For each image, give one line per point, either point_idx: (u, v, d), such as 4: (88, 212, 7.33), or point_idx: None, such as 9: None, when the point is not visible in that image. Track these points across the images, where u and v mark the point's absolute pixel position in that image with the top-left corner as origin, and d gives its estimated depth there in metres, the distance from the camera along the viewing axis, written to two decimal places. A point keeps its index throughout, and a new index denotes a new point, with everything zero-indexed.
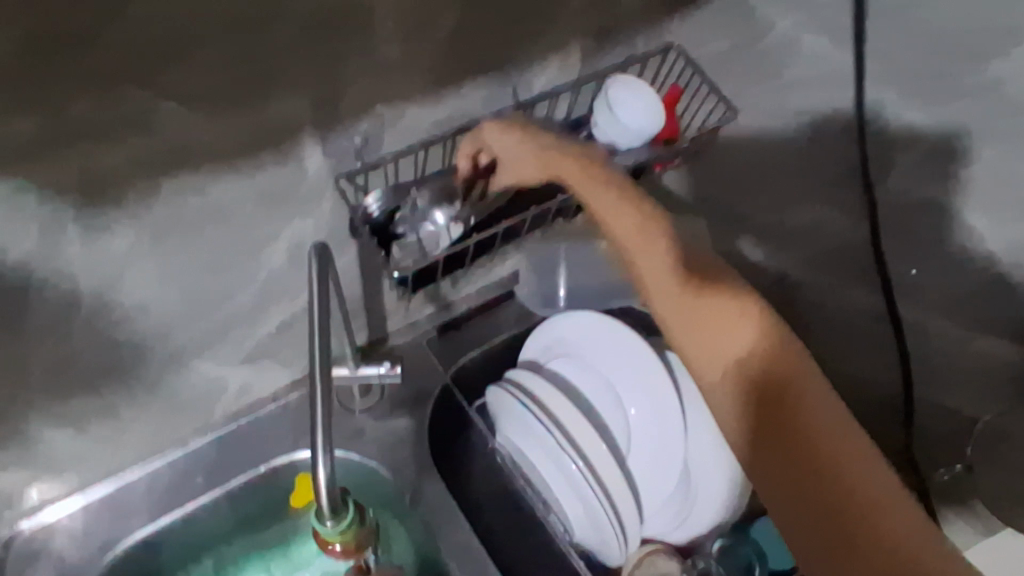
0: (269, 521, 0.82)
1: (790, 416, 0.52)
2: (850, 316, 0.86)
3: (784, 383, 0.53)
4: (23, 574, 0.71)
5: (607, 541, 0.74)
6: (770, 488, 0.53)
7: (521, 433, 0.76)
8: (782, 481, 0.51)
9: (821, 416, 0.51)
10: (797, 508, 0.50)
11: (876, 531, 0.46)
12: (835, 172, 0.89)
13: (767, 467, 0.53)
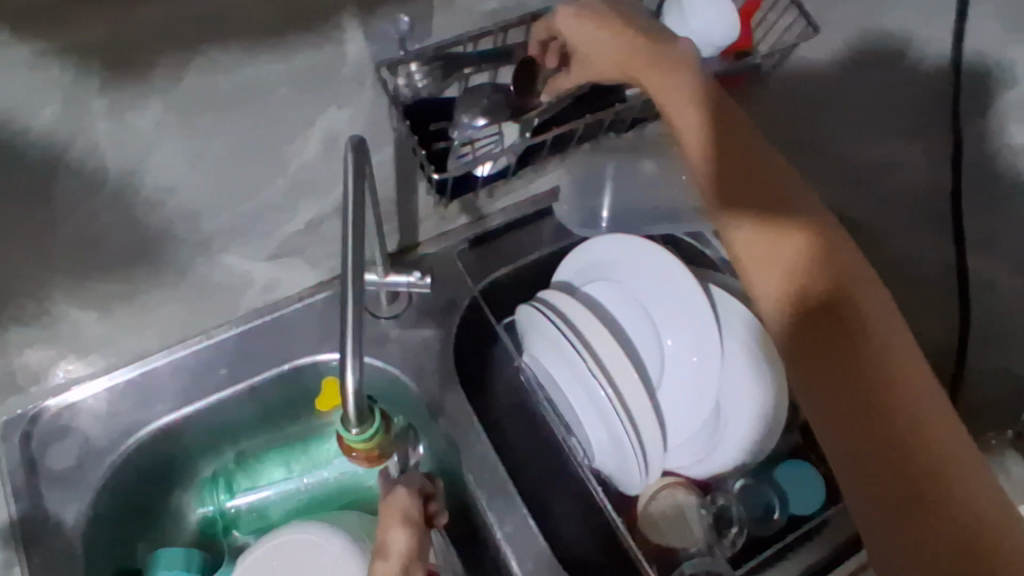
0: (290, 416, 0.83)
1: (871, 366, 0.51)
2: (916, 259, 0.83)
3: (848, 303, 0.53)
4: (48, 451, 0.72)
5: (628, 472, 0.71)
6: (830, 430, 0.52)
7: (551, 355, 0.72)
8: (850, 430, 0.50)
9: (899, 371, 0.51)
10: (868, 459, 0.49)
11: (932, 464, 0.47)
12: (921, 105, 0.85)
13: (835, 415, 0.51)
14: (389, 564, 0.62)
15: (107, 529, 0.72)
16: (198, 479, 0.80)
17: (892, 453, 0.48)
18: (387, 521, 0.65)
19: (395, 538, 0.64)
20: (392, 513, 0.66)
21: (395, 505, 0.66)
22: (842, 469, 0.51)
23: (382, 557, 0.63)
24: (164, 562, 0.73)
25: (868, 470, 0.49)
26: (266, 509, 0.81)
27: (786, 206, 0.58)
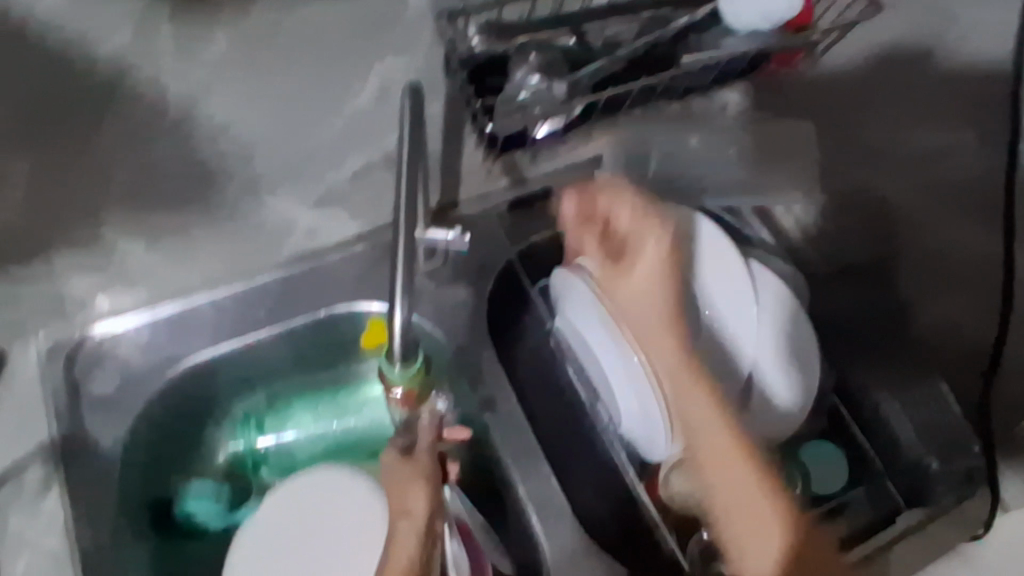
0: (322, 364, 0.83)
1: (701, 426, 0.63)
2: (964, 252, 0.84)
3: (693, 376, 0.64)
4: (90, 377, 0.73)
5: (655, 438, 0.70)
6: (758, 500, 0.59)
7: (583, 316, 0.73)
8: (730, 472, 0.61)
9: (706, 415, 0.63)
10: (740, 495, 0.60)
11: (728, 501, 0.60)
12: (971, 96, 0.87)
13: (739, 473, 0.61)
14: (412, 520, 0.64)
15: (139, 456, 0.73)
16: (229, 418, 0.82)
17: (734, 477, 0.61)
18: (403, 480, 0.67)
19: (414, 497, 0.65)
20: (411, 473, 0.67)
21: (414, 463, 0.68)
22: (755, 535, 0.59)
23: (404, 513, 0.64)
24: (194, 492, 0.76)
25: (791, 536, 0.58)
26: (292, 452, 0.82)
27: (657, 224, 0.68)
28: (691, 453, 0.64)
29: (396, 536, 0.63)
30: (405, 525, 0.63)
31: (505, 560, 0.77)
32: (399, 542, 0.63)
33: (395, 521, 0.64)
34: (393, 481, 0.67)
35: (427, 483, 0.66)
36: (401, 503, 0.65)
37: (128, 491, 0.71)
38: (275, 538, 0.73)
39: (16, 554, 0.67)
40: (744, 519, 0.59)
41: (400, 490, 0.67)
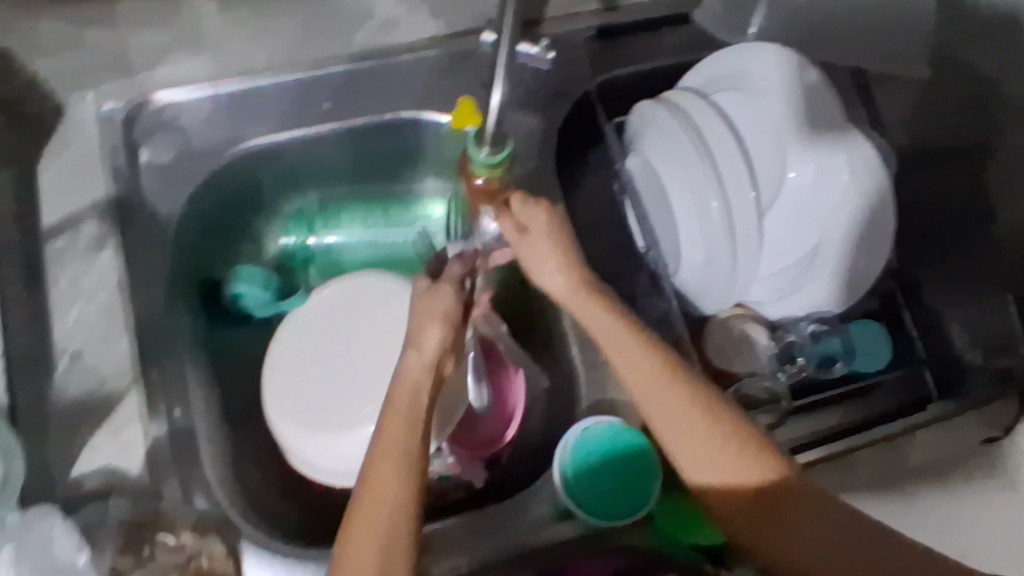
0: (380, 174, 0.82)
1: (660, 428, 0.52)
2: None
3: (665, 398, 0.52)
4: (149, 140, 0.73)
5: (711, 288, 0.72)
6: (694, 419, 0.51)
7: (664, 149, 0.72)
8: (661, 401, 0.52)
9: (666, 404, 0.52)
10: (695, 445, 0.51)
11: (749, 509, 0.51)
12: None
13: (695, 430, 0.51)
14: (419, 355, 0.55)
15: (195, 227, 0.74)
16: (283, 211, 0.81)
17: (654, 385, 0.52)
18: (423, 313, 0.57)
19: (427, 331, 0.56)
20: (429, 302, 0.58)
21: (438, 292, 0.58)
22: (709, 455, 0.50)
23: (413, 346, 0.55)
24: (244, 276, 0.77)
25: (745, 444, 0.50)
26: (340, 256, 0.84)
27: (523, 202, 0.59)
28: (677, 422, 0.52)
29: (404, 363, 0.55)
30: (414, 360, 0.55)
31: (538, 386, 0.79)
32: (410, 366, 0.55)
33: (404, 354, 0.55)
34: (412, 311, 0.58)
35: (444, 314, 0.57)
36: (414, 337, 0.56)
37: (185, 258, 0.73)
38: (316, 332, 0.73)
39: (72, 301, 0.68)
40: (704, 463, 0.51)
41: (415, 324, 0.57)
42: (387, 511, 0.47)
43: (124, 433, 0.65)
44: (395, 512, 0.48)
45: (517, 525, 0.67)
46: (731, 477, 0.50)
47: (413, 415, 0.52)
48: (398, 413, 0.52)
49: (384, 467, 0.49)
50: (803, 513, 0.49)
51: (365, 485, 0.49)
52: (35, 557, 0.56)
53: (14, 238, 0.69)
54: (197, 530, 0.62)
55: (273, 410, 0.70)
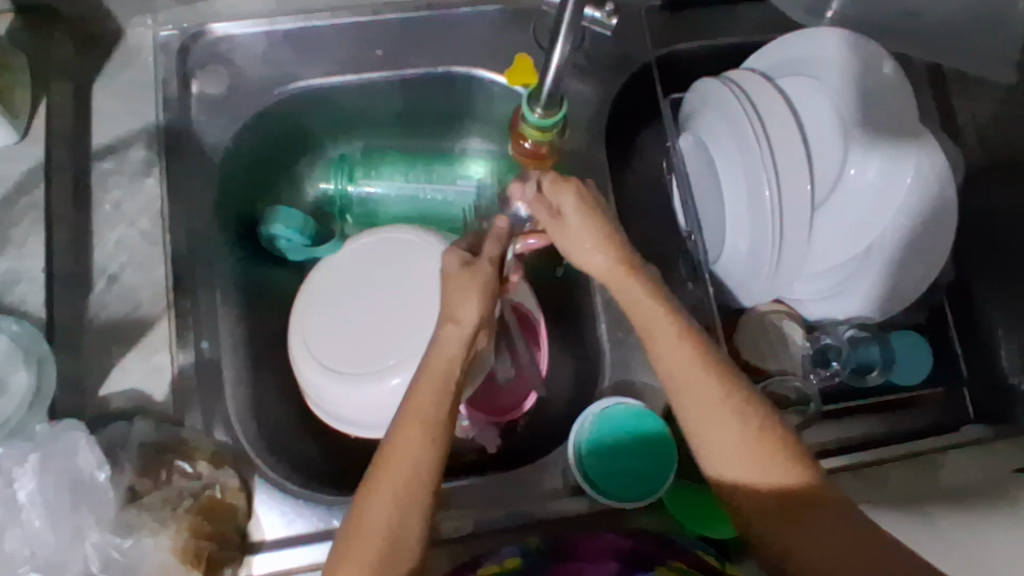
0: (427, 128, 0.81)
1: (683, 414, 0.51)
2: None
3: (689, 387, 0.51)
4: (202, 70, 0.73)
5: (753, 280, 0.69)
6: (724, 413, 0.50)
7: (721, 130, 0.69)
8: (692, 394, 0.50)
9: (690, 395, 0.51)
10: (722, 441, 0.49)
11: (769, 509, 0.49)
12: None
13: (723, 427, 0.49)
14: (457, 331, 0.52)
15: (238, 163, 0.74)
16: (325, 155, 0.81)
17: (688, 375, 0.51)
18: (461, 285, 0.53)
19: (466, 305, 0.52)
20: (469, 278, 0.53)
21: (478, 269, 0.53)
22: (736, 452, 0.49)
23: (450, 321, 0.52)
24: (283, 216, 0.74)
25: (774, 445, 0.49)
26: (378, 206, 0.83)
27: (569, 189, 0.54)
28: (702, 416, 0.50)
29: (440, 334, 0.52)
30: (451, 334, 0.51)
31: (562, 361, 0.79)
32: (445, 337, 0.52)
33: (441, 324, 0.52)
34: (446, 284, 0.53)
35: (484, 288, 0.53)
36: (451, 308, 0.52)
37: (226, 193, 0.73)
38: (347, 282, 0.72)
39: (113, 225, 0.70)
40: (730, 460, 0.49)
41: (454, 295, 0.53)
42: (410, 474, 0.47)
43: (153, 358, 0.66)
44: (417, 480, 0.47)
45: (523, 495, 0.67)
46: (756, 477, 0.49)
47: (443, 384, 0.50)
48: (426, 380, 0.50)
49: (412, 433, 0.48)
50: (829, 523, 0.47)
51: (389, 448, 0.48)
52: (57, 467, 0.58)
53: (65, 157, 0.70)
54: (215, 461, 0.63)
55: (299, 352, 0.70)
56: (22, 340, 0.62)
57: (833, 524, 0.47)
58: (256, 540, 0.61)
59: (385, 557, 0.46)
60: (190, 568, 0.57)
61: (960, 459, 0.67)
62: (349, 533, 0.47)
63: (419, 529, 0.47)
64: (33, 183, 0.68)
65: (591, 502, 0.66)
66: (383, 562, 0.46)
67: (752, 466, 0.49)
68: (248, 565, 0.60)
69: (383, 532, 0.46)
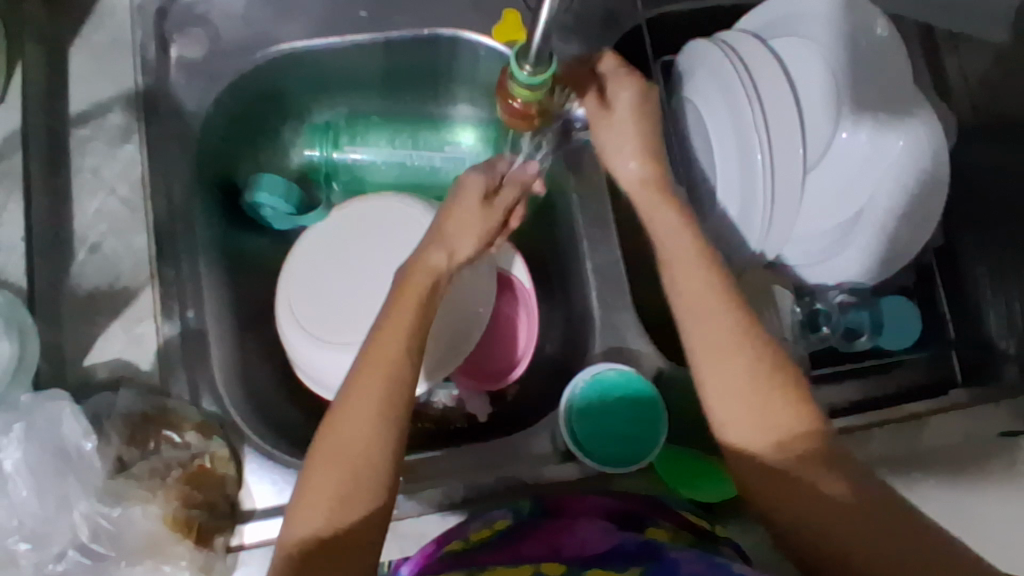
0: (414, 92, 0.79)
1: (698, 350, 0.52)
2: None
3: (716, 326, 0.52)
4: (179, 34, 0.71)
5: (745, 246, 0.68)
6: (738, 352, 0.51)
7: (713, 90, 0.68)
8: (702, 322, 0.53)
9: (713, 337, 0.52)
10: (727, 376, 0.51)
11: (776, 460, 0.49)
12: None
13: (733, 362, 0.51)
14: (445, 258, 0.55)
15: (219, 127, 0.72)
16: (310, 122, 0.79)
17: (709, 314, 0.53)
18: (468, 219, 0.57)
19: (462, 237, 0.56)
20: (485, 219, 0.57)
21: (494, 207, 0.58)
22: (738, 392, 0.50)
23: (440, 247, 0.55)
24: (266, 184, 0.73)
25: (778, 396, 0.50)
26: (364, 173, 0.81)
27: (633, 83, 0.61)
28: (721, 361, 0.51)
29: (422, 257, 0.54)
30: (436, 260, 0.54)
31: (552, 328, 0.79)
32: (425, 260, 0.54)
33: (429, 247, 0.55)
34: (452, 210, 0.57)
35: (487, 227, 0.57)
36: (442, 240, 0.56)
37: (206, 159, 0.71)
38: (333, 247, 0.72)
39: (93, 192, 0.69)
40: (732, 399, 0.50)
41: (456, 229, 0.56)
42: (388, 379, 0.49)
43: (138, 328, 0.66)
44: (387, 404, 0.48)
45: (512, 457, 0.67)
46: (760, 426, 0.50)
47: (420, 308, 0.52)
48: (412, 293, 0.53)
49: (385, 358, 0.49)
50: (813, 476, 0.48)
51: (347, 402, 0.48)
52: (43, 437, 0.57)
53: (41, 122, 0.68)
54: (202, 430, 0.62)
55: (286, 321, 0.69)
56: (3, 310, 0.61)
57: (811, 478, 0.48)
58: (247, 509, 0.61)
59: (366, 464, 0.47)
60: (180, 537, 0.57)
61: (947, 420, 0.68)
62: (307, 477, 0.47)
63: (381, 483, 0.47)
64: (10, 149, 0.67)
65: (583, 468, 0.66)
66: (366, 458, 0.47)
67: (774, 412, 0.50)
68: (239, 535, 0.60)
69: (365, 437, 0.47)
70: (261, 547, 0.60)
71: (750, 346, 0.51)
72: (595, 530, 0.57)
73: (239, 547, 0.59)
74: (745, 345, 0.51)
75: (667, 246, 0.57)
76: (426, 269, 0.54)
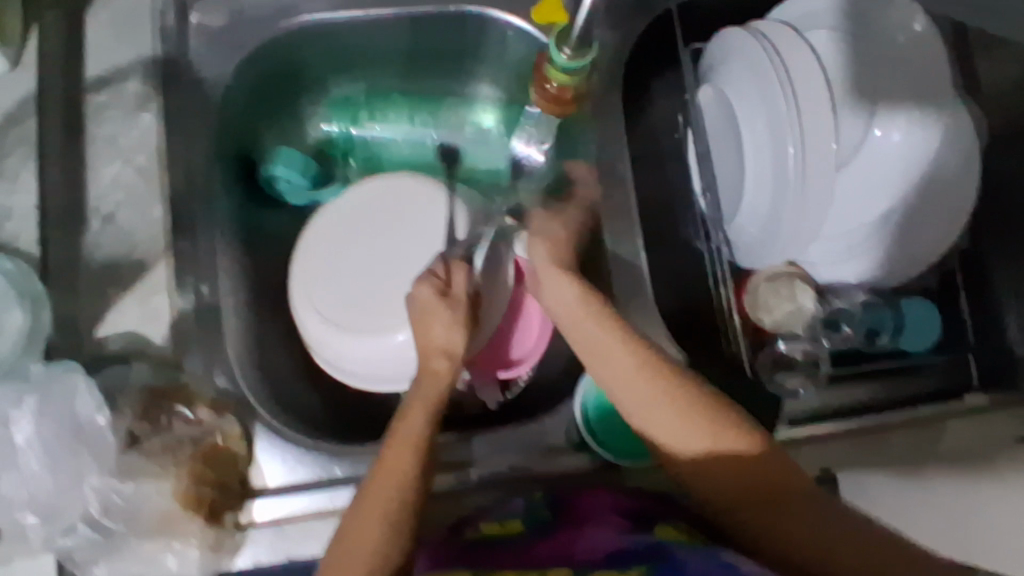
0: (435, 73, 0.78)
1: (626, 406, 0.57)
2: None
3: (640, 376, 0.57)
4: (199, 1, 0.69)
5: (769, 244, 0.67)
6: (651, 386, 0.56)
7: (747, 81, 0.66)
8: (620, 365, 0.58)
9: (630, 389, 0.57)
10: (655, 413, 0.56)
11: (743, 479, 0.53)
12: None
13: (649, 393, 0.56)
14: (449, 357, 0.59)
15: (237, 98, 0.70)
16: (329, 96, 0.78)
17: (624, 365, 0.58)
18: (443, 317, 0.60)
19: (450, 335, 0.60)
20: (449, 309, 0.60)
21: (453, 298, 0.61)
22: (660, 414, 0.55)
23: (439, 351, 0.59)
24: (283, 158, 0.73)
25: (710, 418, 0.54)
26: (382, 149, 0.81)
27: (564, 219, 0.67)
28: (635, 398, 0.57)
29: (431, 364, 0.58)
30: (442, 363, 0.59)
31: None
32: (433, 367, 0.59)
33: (434, 350, 0.59)
34: (428, 312, 0.60)
35: (456, 318, 0.60)
36: (439, 342, 0.60)
37: (225, 130, 0.70)
38: (347, 232, 0.70)
39: (108, 160, 0.67)
40: (669, 430, 0.55)
41: (442, 332, 0.60)
42: (401, 475, 0.52)
43: (152, 302, 0.65)
44: (403, 485, 0.52)
45: (524, 448, 0.67)
46: (703, 446, 0.54)
47: (430, 405, 0.56)
48: (426, 393, 0.57)
49: (400, 448, 0.53)
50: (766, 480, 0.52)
51: (375, 474, 0.52)
52: (56, 409, 0.57)
53: (57, 87, 0.67)
54: (215, 407, 0.62)
55: (301, 301, 0.68)
56: (16, 279, 0.60)
57: (776, 490, 0.52)
58: (257, 487, 0.60)
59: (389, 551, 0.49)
60: (191, 514, 0.57)
61: (960, 427, 0.69)
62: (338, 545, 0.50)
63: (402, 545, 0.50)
64: (24, 115, 0.65)
65: (596, 460, 0.66)
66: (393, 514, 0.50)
67: (717, 426, 0.54)
68: (250, 512, 0.59)
69: (390, 498, 0.51)
70: (270, 526, 0.59)
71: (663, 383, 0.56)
72: (608, 531, 0.55)
73: (249, 525, 0.59)
74: (661, 376, 0.57)
75: (561, 311, 0.63)
76: (437, 373, 0.58)
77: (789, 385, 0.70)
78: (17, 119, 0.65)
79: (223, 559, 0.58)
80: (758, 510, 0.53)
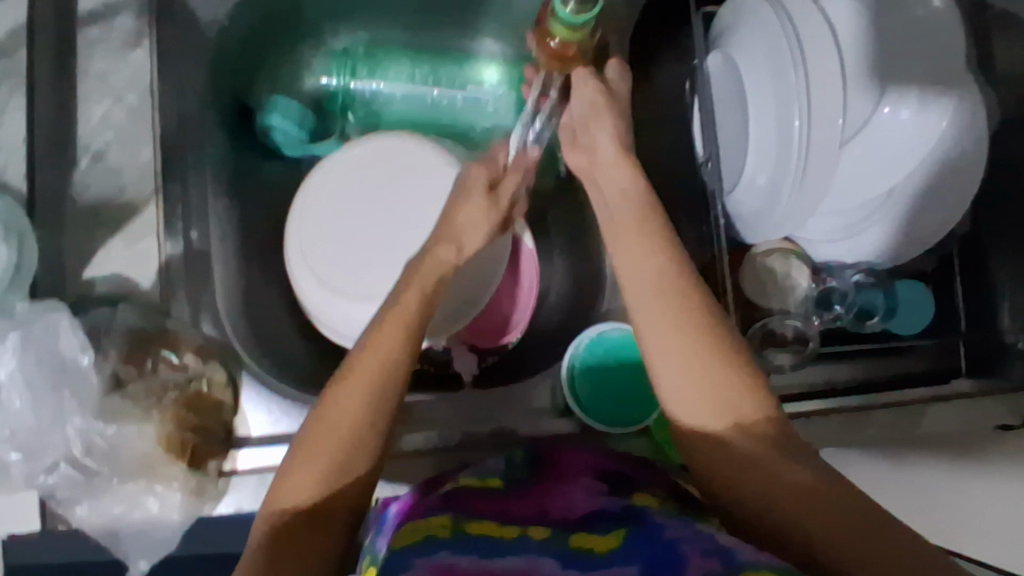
0: (439, 21, 0.76)
1: (628, 304, 0.51)
2: None
3: (663, 277, 0.51)
4: None
5: (769, 217, 0.65)
6: (656, 284, 0.50)
7: (757, 48, 0.64)
8: (642, 263, 0.52)
9: (639, 284, 0.51)
10: (651, 308, 0.50)
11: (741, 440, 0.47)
12: None
13: (655, 295, 0.50)
14: (455, 248, 0.56)
15: (231, 41, 0.68)
16: (327, 46, 0.76)
17: (642, 267, 0.51)
18: (474, 213, 0.57)
19: (472, 233, 0.57)
20: (486, 205, 0.58)
21: (497, 196, 0.58)
22: (685, 353, 0.48)
23: (450, 239, 0.56)
24: (280, 108, 0.71)
25: (722, 352, 0.48)
26: (381, 106, 0.79)
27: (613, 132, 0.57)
28: (636, 294, 0.51)
29: (435, 250, 0.55)
30: (446, 251, 0.55)
31: (561, 277, 0.78)
32: (438, 253, 0.55)
33: (437, 244, 0.56)
34: (462, 204, 0.58)
35: (483, 218, 0.57)
36: (457, 234, 0.56)
37: (218, 75, 0.67)
38: (351, 179, 0.69)
39: (99, 97, 0.66)
40: (666, 338, 0.48)
41: (464, 221, 0.57)
42: (391, 360, 0.48)
43: (140, 245, 0.65)
44: (390, 375, 0.47)
45: (510, 408, 0.67)
46: (706, 375, 0.47)
47: (427, 297, 0.53)
48: (425, 277, 0.54)
49: (391, 329, 0.49)
50: (762, 460, 0.46)
51: (356, 357, 0.48)
52: (42, 347, 0.57)
53: (48, 18, 0.64)
54: (201, 354, 0.62)
55: (296, 263, 0.68)
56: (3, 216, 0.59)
57: (776, 464, 0.46)
58: (242, 435, 0.61)
59: (359, 441, 0.46)
60: (174, 457, 0.58)
61: (943, 411, 0.69)
62: (309, 430, 0.47)
63: (377, 432, 0.47)
64: (15, 46, 0.64)
65: (576, 423, 0.66)
66: (370, 409, 0.46)
67: (730, 369, 0.47)
68: (233, 460, 0.59)
69: (378, 377, 0.47)
70: (253, 473, 0.59)
71: (680, 288, 0.50)
72: (584, 490, 0.54)
73: (231, 472, 0.59)
74: (671, 279, 0.51)
75: (612, 209, 0.56)
76: (442, 264, 0.55)
77: (778, 362, 0.70)
78: (7, 51, 0.64)
79: (206, 505, 0.58)
80: (762, 483, 0.46)
